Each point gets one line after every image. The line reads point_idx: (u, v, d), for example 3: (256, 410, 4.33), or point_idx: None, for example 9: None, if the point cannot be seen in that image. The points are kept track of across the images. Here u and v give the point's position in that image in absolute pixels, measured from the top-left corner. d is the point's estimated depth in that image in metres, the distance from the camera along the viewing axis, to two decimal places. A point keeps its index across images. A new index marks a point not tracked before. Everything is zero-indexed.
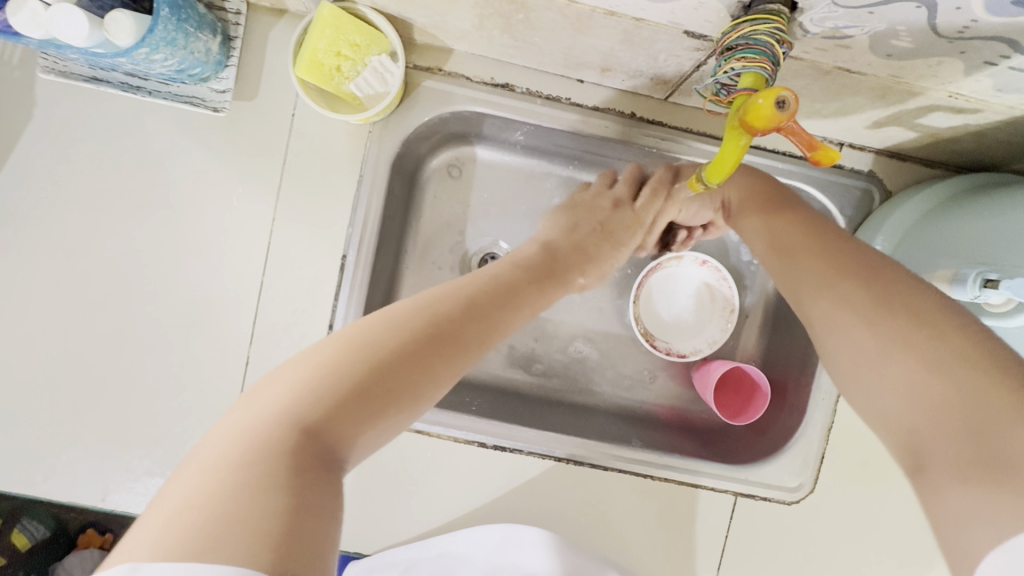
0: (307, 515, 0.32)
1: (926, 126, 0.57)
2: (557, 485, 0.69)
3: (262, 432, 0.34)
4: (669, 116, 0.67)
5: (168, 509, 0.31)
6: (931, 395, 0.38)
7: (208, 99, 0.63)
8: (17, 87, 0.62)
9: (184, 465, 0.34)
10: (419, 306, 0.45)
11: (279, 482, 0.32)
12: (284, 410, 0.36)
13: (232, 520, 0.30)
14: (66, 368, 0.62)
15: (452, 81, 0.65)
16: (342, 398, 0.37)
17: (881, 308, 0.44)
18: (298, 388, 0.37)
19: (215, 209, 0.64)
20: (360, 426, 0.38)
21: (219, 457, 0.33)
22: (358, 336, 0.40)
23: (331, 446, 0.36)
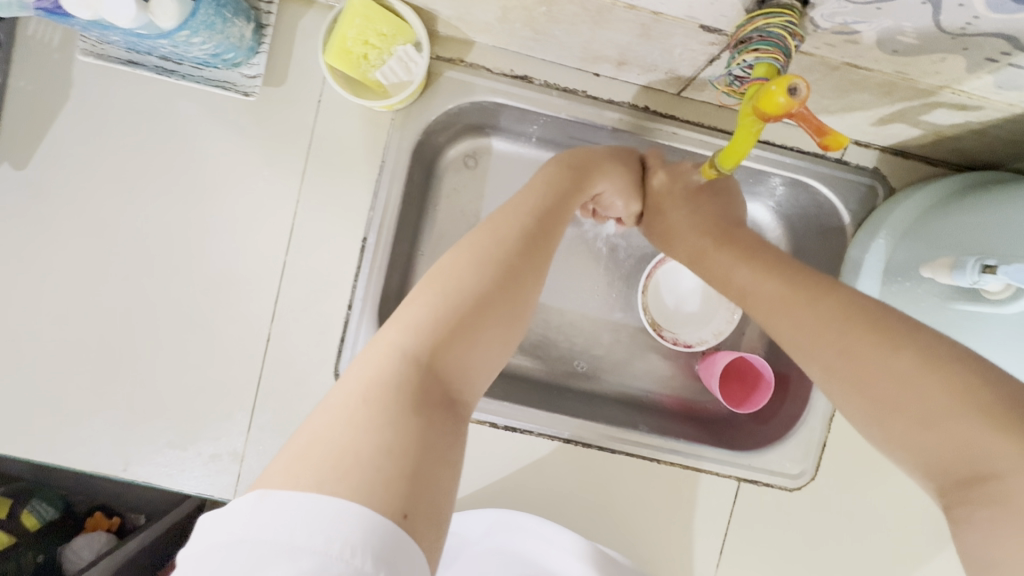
0: (423, 460, 0.37)
1: (929, 123, 0.59)
2: (564, 466, 0.71)
3: (385, 365, 0.41)
4: (681, 110, 0.69)
5: (308, 439, 0.37)
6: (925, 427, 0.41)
7: (239, 84, 0.65)
8: (56, 70, 0.64)
9: (324, 401, 0.40)
10: (490, 244, 0.50)
11: (404, 422, 0.38)
12: (402, 349, 0.42)
13: (377, 454, 0.36)
14: (94, 340, 0.64)
15: (473, 73, 0.67)
16: (441, 345, 0.43)
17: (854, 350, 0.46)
18: (410, 328, 0.43)
19: (241, 190, 0.66)
20: (458, 370, 0.43)
21: (350, 397, 0.39)
22: (451, 278, 0.47)
23: (443, 380, 0.42)
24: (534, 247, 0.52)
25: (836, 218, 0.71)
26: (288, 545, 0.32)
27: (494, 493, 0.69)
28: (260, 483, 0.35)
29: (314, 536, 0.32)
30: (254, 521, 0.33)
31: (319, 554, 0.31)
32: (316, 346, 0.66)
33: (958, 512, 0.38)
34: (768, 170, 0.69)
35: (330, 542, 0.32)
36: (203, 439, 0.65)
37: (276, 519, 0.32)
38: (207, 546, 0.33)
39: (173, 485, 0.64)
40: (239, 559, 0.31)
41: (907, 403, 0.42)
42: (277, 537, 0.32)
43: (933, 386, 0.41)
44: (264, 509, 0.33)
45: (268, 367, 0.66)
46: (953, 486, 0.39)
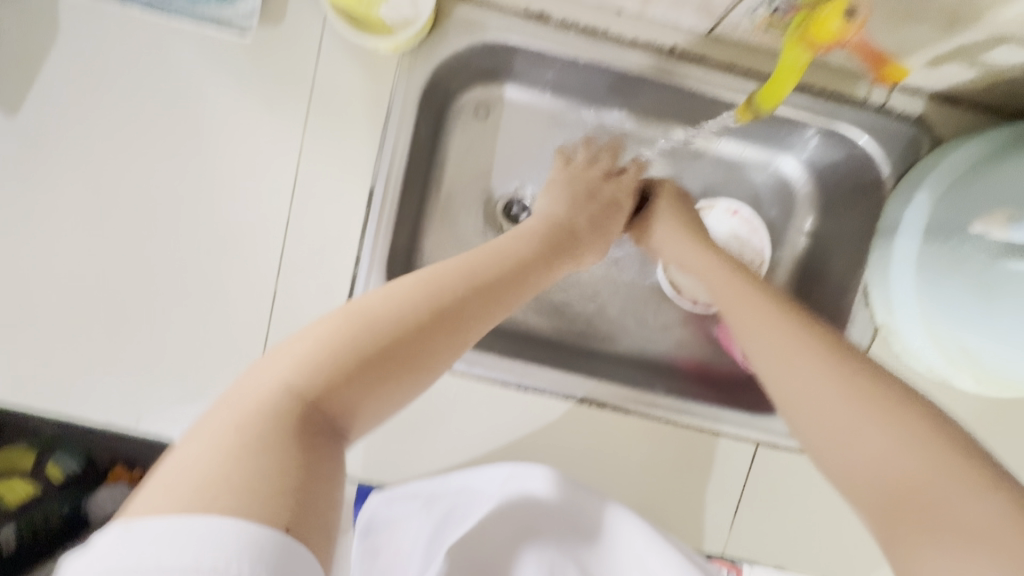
0: (301, 488, 0.32)
1: (989, 62, 0.54)
2: (576, 429, 0.69)
3: (261, 401, 0.35)
4: (712, 52, 0.63)
5: (165, 475, 0.31)
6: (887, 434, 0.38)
7: (233, 20, 0.61)
8: (42, 7, 0.60)
9: (193, 429, 0.34)
10: (419, 275, 0.46)
11: (271, 461, 0.32)
12: (289, 382, 0.36)
13: (239, 483, 0.30)
14: (98, 294, 0.63)
15: (485, 10, 0.62)
16: (335, 375, 0.38)
17: (832, 359, 0.44)
18: (297, 360, 0.38)
19: (243, 139, 0.63)
20: (353, 403, 0.38)
21: (222, 428, 0.33)
22: (362, 308, 0.41)
23: (327, 418, 0.36)
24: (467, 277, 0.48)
25: (875, 171, 0.66)
26: (194, 568, 0.26)
27: (506, 453, 0.68)
28: (131, 509, 0.29)
29: (224, 558, 0.27)
30: (149, 545, 0.27)
31: (231, 575, 0.26)
32: (323, 303, 0.64)
33: (910, 520, 0.35)
34: (802, 120, 0.65)
35: (233, 565, 0.27)
36: (212, 396, 0.64)
37: (178, 542, 0.27)
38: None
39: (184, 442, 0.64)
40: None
41: (876, 414, 0.39)
42: (179, 561, 0.26)
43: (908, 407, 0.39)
44: (125, 543, 0.27)
45: (276, 324, 0.64)
46: (915, 510, 0.35)
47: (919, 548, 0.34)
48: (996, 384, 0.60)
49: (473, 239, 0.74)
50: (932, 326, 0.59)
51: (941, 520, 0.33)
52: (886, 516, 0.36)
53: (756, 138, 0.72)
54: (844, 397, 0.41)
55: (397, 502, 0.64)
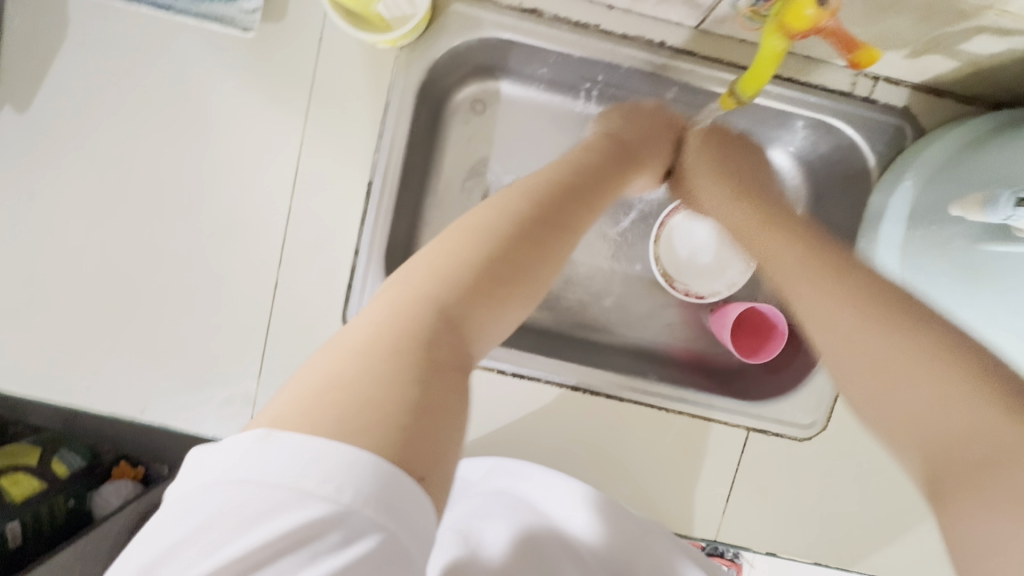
0: (433, 415, 0.32)
1: (967, 53, 0.55)
2: (570, 415, 0.71)
3: (407, 311, 0.36)
4: (699, 46, 0.65)
5: (309, 381, 0.32)
6: (924, 399, 0.35)
7: (238, 19, 0.63)
8: (50, 7, 0.62)
9: (330, 343, 0.36)
10: (520, 203, 0.46)
11: (408, 384, 0.32)
12: (429, 293, 0.38)
13: (374, 407, 0.31)
14: (104, 283, 0.65)
15: (479, 6, 0.64)
16: (465, 297, 0.38)
17: (877, 320, 0.40)
18: (434, 274, 0.39)
19: (245, 134, 0.65)
20: (478, 327, 0.39)
21: (365, 341, 0.34)
22: (478, 225, 0.43)
23: (461, 331, 0.37)
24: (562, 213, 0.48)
25: (861, 161, 0.68)
26: (290, 489, 0.28)
27: (502, 440, 0.70)
28: (256, 423, 0.31)
29: (323, 481, 0.28)
30: (256, 460, 0.28)
31: (327, 501, 0.27)
32: (324, 292, 0.66)
33: (954, 498, 0.31)
34: (789, 111, 0.66)
35: (341, 489, 0.28)
36: (215, 383, 0.66)
37: (278, 464, 0.28)
38: (199, 488, 0.29)
39: (189, 428, 0.66)
40: (246, 504, 0.27)
41: (917, 367, 0.36)
42: (279, 481, 0.28)
43: (951, 366, 0.35)
44: (268, 448, 0.29)
45: (277, 313, 0.66)
46: (967, 476, 0.31)
47: (965, 526, 0.30)
48: None
49: None
50: None
51: (995, 497, 0.30)
52: (930, 483, 0.33)
53: None
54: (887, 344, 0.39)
55: None
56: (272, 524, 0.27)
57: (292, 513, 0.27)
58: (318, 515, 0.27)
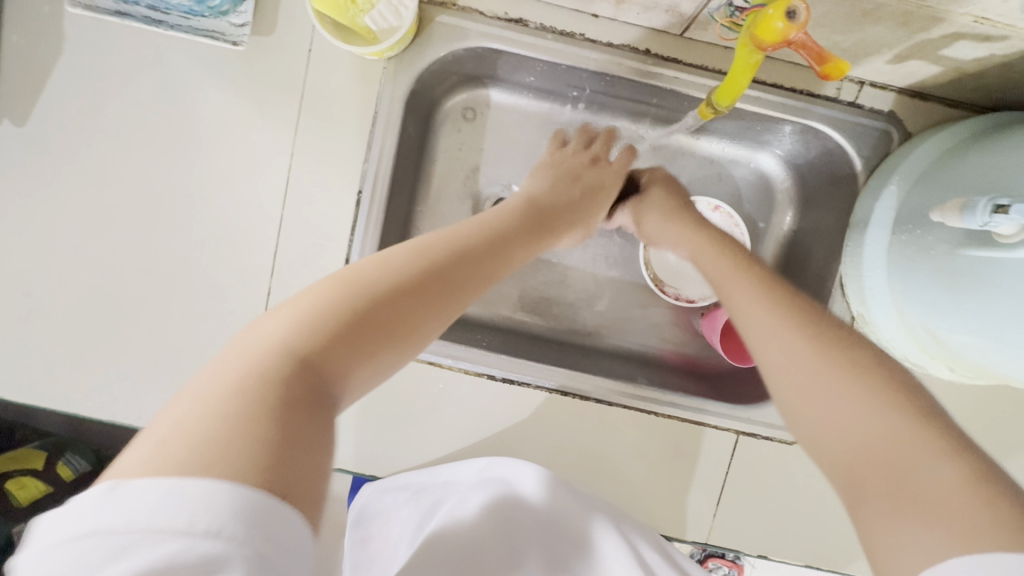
0: (287, 451, 0.31)
1: (950, 58, 0.56)
2: (561, 420, 0.71)
3: (260, 358, 0.35)
4: (685, 53, 0.66)
5: (163, 432, 0.31)
6: (857, 417, 0.39)
7: (228, 33, 0.64)
8: (47, 23, 0.64)
9: (185, 390, 0.34)
10: (412, 250, 0.47)
11: (259, 425, 0.32)
12: (286, 341, 0.37)
13: (224, 449, 0.30)
14: (101, 292, 0.66)
15: (466, 17, 0.65)
16: (329, 341, 0.38)
17: (814, 341, 0.44)
18: (294, 320, 0.38)
19: (236, 145, 0.66)
20: (345, 369, 0.38)
21: (213, 389, 0.33)
22: (355, 272, 0.43)
23: (323, 378, 0.36)
24: (466, 256, 0.50)
25: (848, 165, 0.68)
26: (143, 529, 0.27)
27: (494, 444, 0.71)
28: (124, 463, 0.30)
29: (174, 516, 0.27)
30: (102, 510, 0.27)
31: (183, 534, 0.27)
32: None
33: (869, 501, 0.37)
34: (776, 116, 0.66)
35: (195, 521, 0.27)
36: None
37: (128, 507, 0.28)
38: (45, 546, 0.27)
39: None
40: (98, 552, 0.26)
41: (846, 387, 0.40)
42: (130, 525, 0.27)
43: (875, 384, 0.40)
44: (114, 499, 0.28)
45: None
46: (883, 486, 0.36)
47: (879, 526, 0.35)
48: (968, 372, 0.61)
49: None
50: (903, 316, 0.61)
51: (912, 505, 0.34)
52: (853, 492, 0.38)
53: (735, 136, 0.74)
54: (820, 368, 0.42)
55: (389, 493, 0.67)
56: (127, 566, 0.26)
57: (149, 552, 0.27)
58: (176, 550, 0.27)
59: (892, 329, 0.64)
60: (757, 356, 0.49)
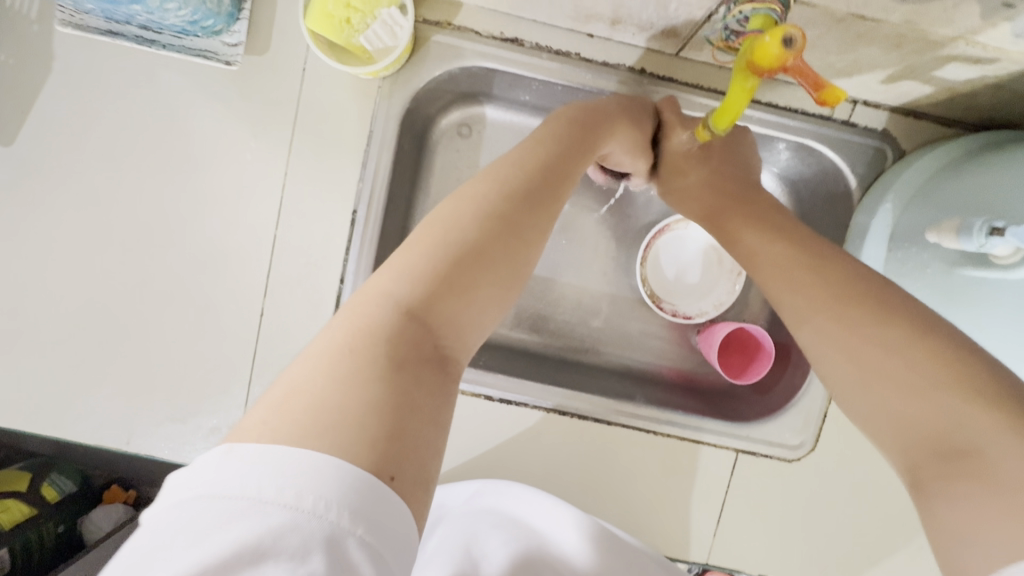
0: (412, 421, 0.34)
1: (942, 79, 0.56)
2: (560, 438, 0.71)
3: (378, 317, 0.38)
4: (679, 72, 0.66)
5: (289, 386, 0.34)
6: (918, 399, 0.39)
7: (220, 52, 0.63)
8: (36, 41, 0.63)
9: (308, 347, 0.37)
10: (491, 194, 0.47)
11: (380, 387, 0.34)
12: (396, 298, 0.39)
13: (344, 416, 0.32)
14: (90, 315, 0.65)
15: (462, 36, 0.65)
16: (433, 294, 0.40)
17: (872, 316, 0.44)
18: (407, 277, 0.40)
19: (229, 164, 0.65)
20: (454, 322, 0.41)
21: (332, 347, 0.36)
22: (453, 222, 0.44)
23: (431, 333, 0.39)
24: (530, 197, 0.48)
25: (842, 183, 0.68)
26: (253, 497, 0.29)
27: (493, 464, 0.70)
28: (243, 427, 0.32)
29: (282, 489, 0.29)
30: (218, 470, 0.29)
31: (288, 508, 0.29)
32: (310, 320, 0.66)
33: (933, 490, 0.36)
34: (771, 134, 0.67)
35: (302, 497, 0.29)
36: (201, 413, 0.65)
37: (237, 472, 0.29)
38: (165, 506, 0.29)
39: (175, 459, 0.65)
40: (207, 513, 0.28)
41: (909, 369, 0.40)
42: (239, 491, 0.29)
43: (937, 366, 0.39)
44: (231, 461, 0.30)
45: (263, 341, 0.66)
46: (939, 462, 0.37)
47: (943, 507, 0.35)
48: None
49: None
50: None
51: (972, 484, 0.34)
52: (915, 475, 0.38)
53: None
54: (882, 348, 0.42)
55: None
56: (234, 532, 0.27)
57: (254, 521, 0.28)
58: (281, 523, 0.28)
59: None
60: (798, 328, 0.49)
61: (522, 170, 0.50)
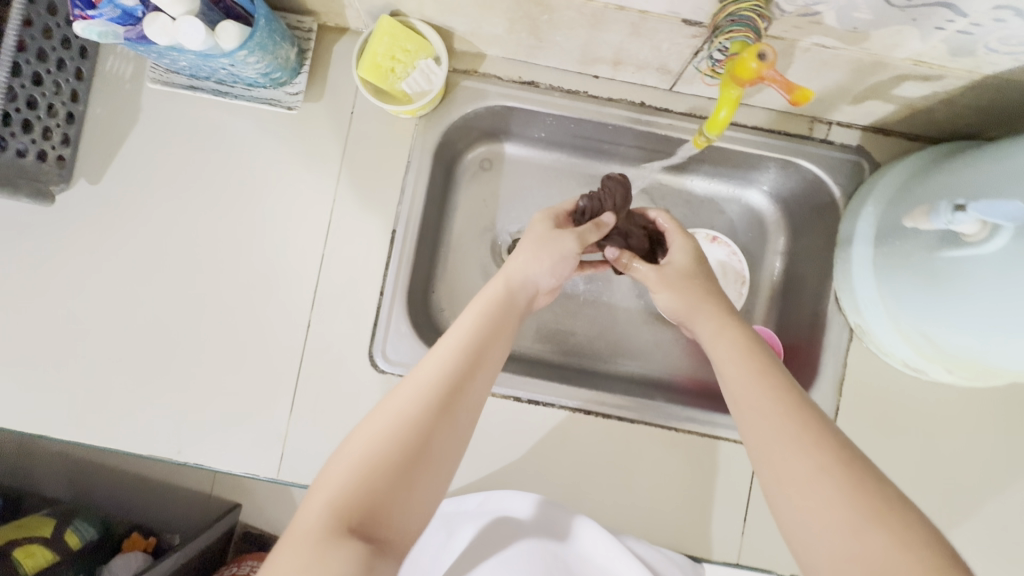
0: None
1: (901, 97, 0.65)
2: (585, 437, 0.74)
3: (336, 511, 0.44)
4: (675, 104, 0.76)
5: (276, 574, 0.40)
6: (854, 550, 0.42)
7: (283, 100, 0.74)
8: (128, 97, 0.74)
9: (285, 536, 0.43)
10: (430, 377, 0.53)
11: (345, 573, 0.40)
12: (348, 493, 0.45)
13: None
14: (158, 330, 0.72)
15: (486, 81, 0.75)
16: (387, 482, 0.46)
17: (824, 469, 0.46)
18: (356, 470, 0.46)
19: (283, 194, 0.74)
20: (404, 505, 0.46)
21: (304, 533, 0.43)
22: (399, 407, 0.50)
23: (380, 521, 0.45)
24: (474, 374, 0.54)
25: (828, 193, 0.76)
26: None
27: (523, 464, 0.73)
28: None
29: None
30: None
31: None
32: (352, 332, 0.73)
33: None
34: (759, 153, 0.76)
35: None
36: (249, 421, 0.71)
37: None
38: None
39: (224, 465, 0.70)
40: None
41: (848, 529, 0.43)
42: None
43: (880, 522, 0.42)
44: None
45: (309, 350, 0.72)
46: None
47: None
48: (966, 372, 0.66)
49: (485, 271, 0.84)
50: (897, 321, 0.67)
51: None
52: None
53: (724, 175, 0.83)
54: (824, 488, 0.45)
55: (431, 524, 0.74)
56: None
57: None
58: None
59: (888, 337, 0.69)
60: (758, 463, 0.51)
61: (473, 348, 0.56)
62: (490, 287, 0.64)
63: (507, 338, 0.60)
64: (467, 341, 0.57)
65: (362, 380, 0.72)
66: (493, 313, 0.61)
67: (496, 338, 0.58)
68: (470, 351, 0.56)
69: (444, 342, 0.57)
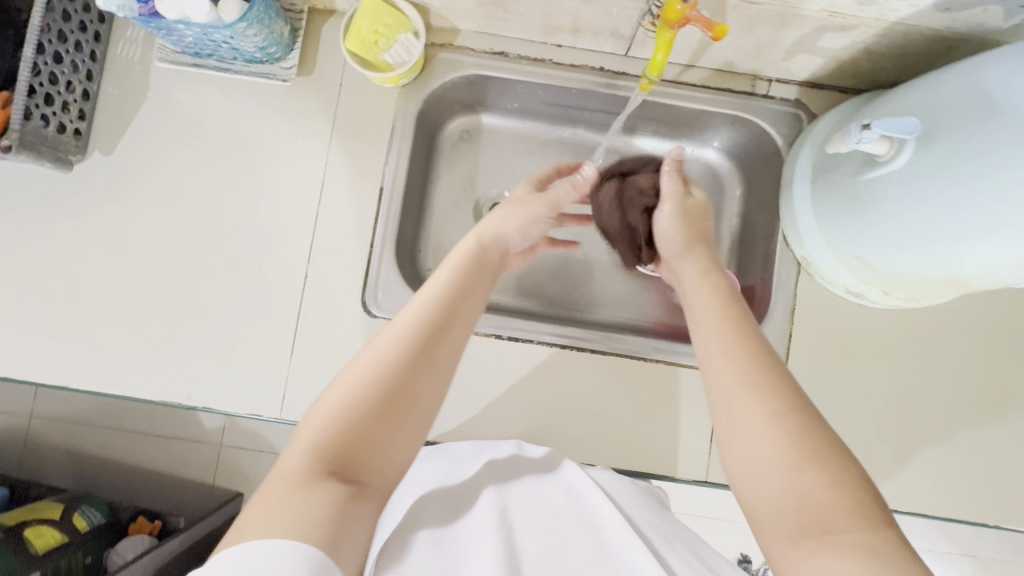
0: (344, 522, 0.46)
1: (825, 49, 0.74)
2: (563, 370, 0.81)
3: (314, 454, 0.49)
4: (631, 68, 0.84)
5: (255, 512, 0.46)
6: (799, 485, 0.49)
7: (278, 73, 0.82)
8: (137, 77, 0.82)
9: (268, 481, 0.49)
10: (399, 332, 0.58)
11: (321, 508, 0.46)
12: (323, 438, 0.50)
13: (295, 527, 0.44)
14: (167, 284, 0.78)
15: (460, 53, 0.84)
16: (359, 428, 0.51)
17: (783, 413, 0.52)
18: (332, 416, 0.52)
19: (280, 159, 0.82)
20: (378, 445, 0.52)
21: (284, 476, 0.48)
22: (372, 362, 0.55)
23: (355, 462, 0.50)
24: (441, 330, 0.60)
25: (772, 143, 0.85)
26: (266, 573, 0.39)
27: (506, 396, 0.79)
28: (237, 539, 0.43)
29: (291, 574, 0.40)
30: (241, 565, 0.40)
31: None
32: (346, 281, 0.80)
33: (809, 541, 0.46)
34: (709, 109, 0.84)
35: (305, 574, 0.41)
36: (253, 365, 0.77)
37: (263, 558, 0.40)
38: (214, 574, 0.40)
39: (231, 406, 0.76)
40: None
41: (799, 465, 0.49)
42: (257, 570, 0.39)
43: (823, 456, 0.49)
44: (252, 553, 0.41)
45: (307, 299, 0.79)
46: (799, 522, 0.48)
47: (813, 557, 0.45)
48: (900, 292, 0.73)
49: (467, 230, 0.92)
50: (834, 248, 0.74)
51: (829, 536, 0.46)
52: (799, 529, 0.47)
53: (681, 135, 0.92)
54: (781, 433, 0.51)
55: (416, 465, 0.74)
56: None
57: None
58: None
59: (830, 266, 0.77)
60: (717, 402, 0.57)
61: (438, 306, 0.61)
62: (459, 250, 0.69)
63: (477, 299, 0.66)
64: (437, 300, 0.62)
65: (355, 324, 0.79)
66: (463, 273, 0.66)
67: (462, 298, 0.64)
68: (437, 308, 0.61)
69: (412, 302, 0.62)
